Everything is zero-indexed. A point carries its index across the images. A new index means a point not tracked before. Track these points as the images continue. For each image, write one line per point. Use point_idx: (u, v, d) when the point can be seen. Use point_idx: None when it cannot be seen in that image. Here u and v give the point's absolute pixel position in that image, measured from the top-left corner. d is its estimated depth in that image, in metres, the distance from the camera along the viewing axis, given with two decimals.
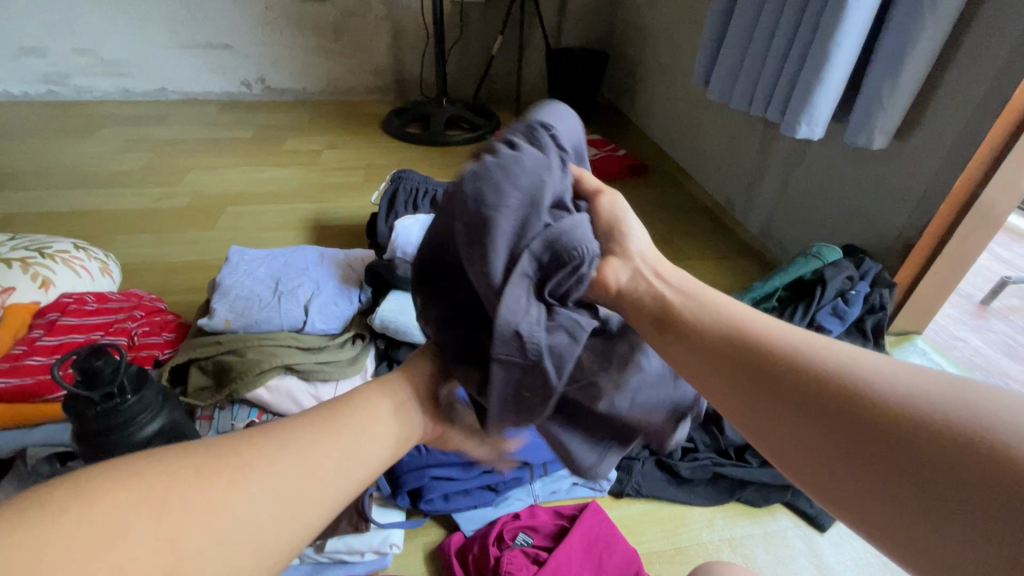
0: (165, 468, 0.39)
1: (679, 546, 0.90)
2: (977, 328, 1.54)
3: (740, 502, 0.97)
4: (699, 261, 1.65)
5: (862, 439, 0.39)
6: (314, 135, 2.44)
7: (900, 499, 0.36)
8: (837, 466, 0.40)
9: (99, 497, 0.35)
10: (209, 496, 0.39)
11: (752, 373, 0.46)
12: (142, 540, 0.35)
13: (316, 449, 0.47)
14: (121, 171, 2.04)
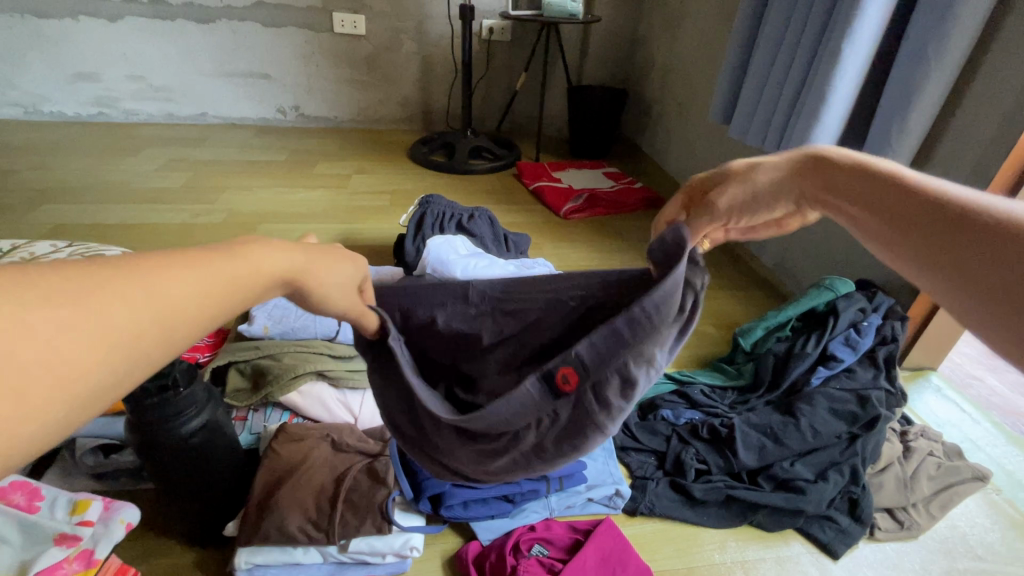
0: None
1: (692, 566, 0.92)
2: (993, 367, 1.54)
3: (752, 526, 0.99)
4: (713, 290, 1.69)
5: (933, 228, 0.43)
6: (343, 160, 2.56)
7: (959, 262, 0.41)
8: (912, 248, 0.44)
9: None
10: (69, 338, 0.30)
11: (860, 191, 0.50)
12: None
13: (177, 284, 0.35)
14: (164, 189, 2.18)
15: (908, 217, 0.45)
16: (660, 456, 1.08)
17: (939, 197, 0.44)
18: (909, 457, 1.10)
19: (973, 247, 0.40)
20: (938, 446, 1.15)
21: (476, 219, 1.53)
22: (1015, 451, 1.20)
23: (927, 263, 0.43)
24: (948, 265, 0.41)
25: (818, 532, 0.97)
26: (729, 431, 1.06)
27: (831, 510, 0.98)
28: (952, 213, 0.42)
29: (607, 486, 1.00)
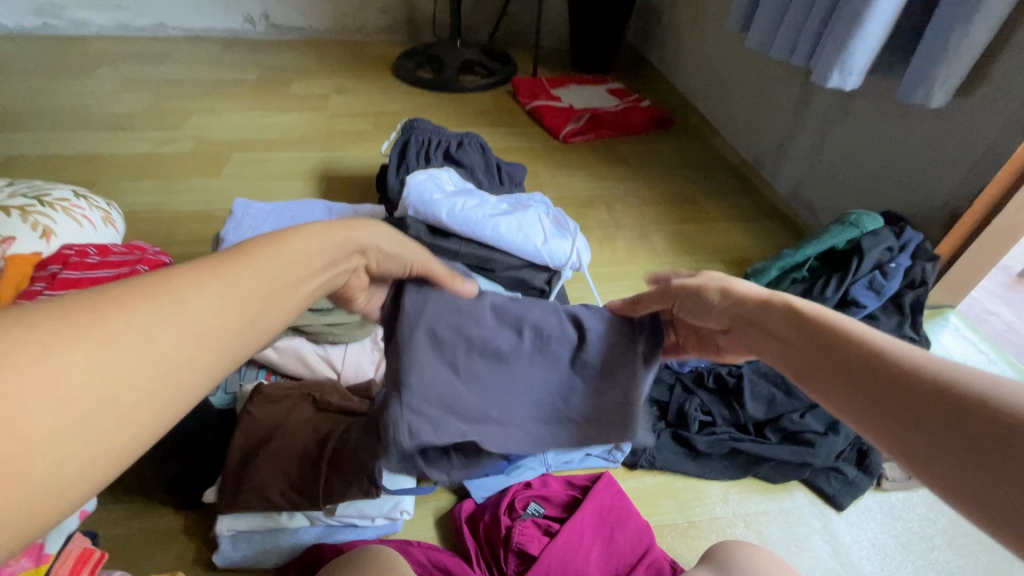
0: (175, 282, 0.32)
1: (691, 520, 0.89)
2: (1011, 301, 1.48)
3: (755, 478, 0.95)
4: (721, 224, 1.61)
5: (916, 413, 0.37)
6: (321, 78, 2.32)
7: (953, 473, 0.34)
8: (911, 445, 0.36)
9: (117, 327, 0.28)
10: (206, 292, 0.33)
11: (829, 364, 0.43)
12: (125, 359, 0.28)
13: (310, 242, 0.41)
14: (122, 114, 1.99)
15: (865, 397, 0.40)
16: (662, 407, 1.04)
17: (912, 373, 0.38)
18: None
19: (947, 443, 0.34)
20: None
21: (466, 145, 1.37)
22: None
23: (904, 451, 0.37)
24: (934, 467, 0.35)
25: (823, 484, 0.93)
26: (737, 381, 1.00)
27: (839, 462, 0.94)
28: (933, 393, 0.36)
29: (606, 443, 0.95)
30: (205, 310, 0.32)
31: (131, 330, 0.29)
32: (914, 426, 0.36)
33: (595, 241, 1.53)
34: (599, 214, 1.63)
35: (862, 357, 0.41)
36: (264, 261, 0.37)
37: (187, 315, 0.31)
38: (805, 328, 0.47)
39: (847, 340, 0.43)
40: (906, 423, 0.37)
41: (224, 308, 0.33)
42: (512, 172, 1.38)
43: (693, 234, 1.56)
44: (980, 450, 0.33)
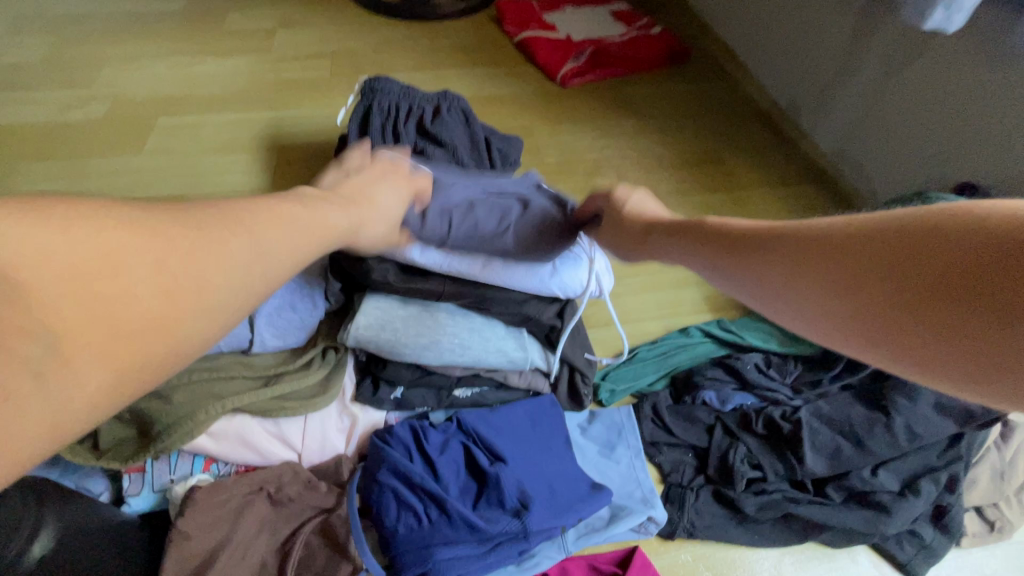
0: (182, 227, 0.36)
1: None
2: None
3: (813, 543, 0.80)
4: (752, 191, 1.36)
5: (895, 285, 0.35)
6: (261, 6, 1.90)
7: (961, 338, 0.31)
8: (900, 322, 0.35)
9: (129, 256, 0.32)
10: (221, 238, 0.37)
11: (794, 270, 0.41)
12: (119, 304, 0.31)
13: (311, 209, 0.47)
14: (14, 66, 1.61)
15: (840, 291, 0.38)
16: (699, 453, 0.87)
17: (887, 242, 0.36)
18: (1009, 437, 0.86)
19: (947, 301, 0.32)
20: None
21: (447, 114, 1.09)
22: None
23: (897, 341, 0.35)
24: (939, 348, 0.33)
25: (893, 549, 0.79)
26: (793, 428, 0.82)
27: (914, 523, 0.79)
28: (914, 254, 0.34)
29: (636, 517, 0.78)
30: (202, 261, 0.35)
31: (115, 266, 0.31)
32: (902, 300, 0.34)
33: None
34: (608, 183, 1.37)
35: (826, 246, 0.40)
36: (268, 225, 0.41)
37: (215, 266, 0.36)
38: (766, 237, 0.45)
39: (806, 236, 0.42)
40: (877, 299, 0.36)
41: (228, 259, 0.37)
42: (506, 149, 1.09)
43: (719, 207, 1.32)
44: (975, 298, 0.31)
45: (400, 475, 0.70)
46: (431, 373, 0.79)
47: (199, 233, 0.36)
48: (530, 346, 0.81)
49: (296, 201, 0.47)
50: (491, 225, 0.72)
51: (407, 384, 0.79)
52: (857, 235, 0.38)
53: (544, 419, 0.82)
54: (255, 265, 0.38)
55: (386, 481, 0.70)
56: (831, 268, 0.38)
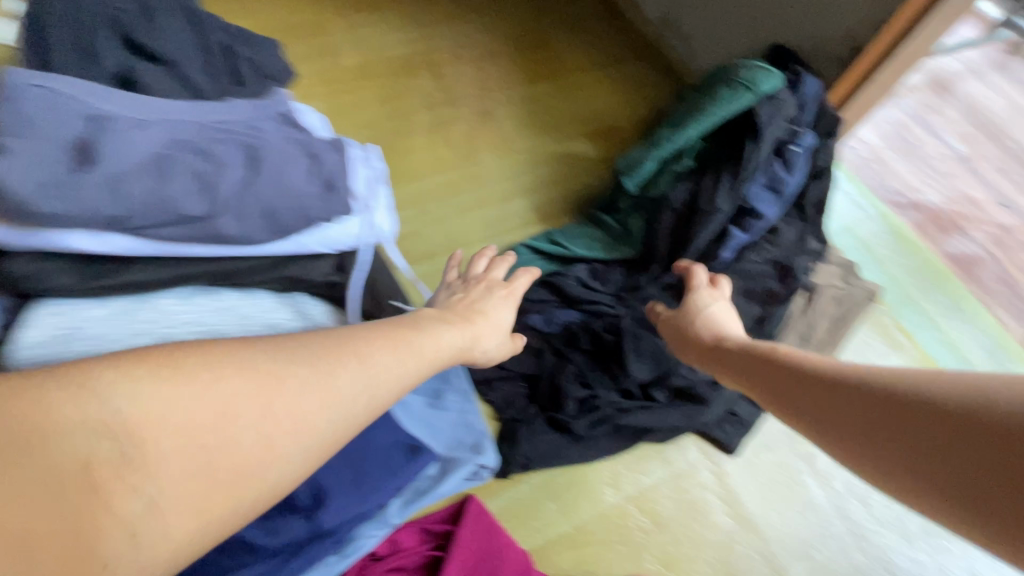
0: (303, 360, 0.42)
1: (579, 525, 0.75)
2: (876, 123, 1.47)
3: (646, 444, 0.81)
4: (582, 76, 1.24)
5: (916, 441, 0.37)
6: None
7: (977, 503, 0.33)
8: (917, 476, 0.37)
9: (225, 398, 0.38)
10: (338, 366, 0.43)
11: (827, 410, 0.45)
12: (229, 445, 0.37)
13: (435, 329, 0.53)
14: None
15: (866, 437, 0.41)
16: (533, 381, 0.82)
17: (906, 395, 0.40)
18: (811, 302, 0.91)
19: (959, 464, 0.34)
20: (838, 269, 0.97)
21: None
22: (899, 249, 1.10)
23: (916, 488, 0.37)
24: (950, 503, 0.35)
25: (716, 432, 0.82)
26: (617, 339, 0.80)
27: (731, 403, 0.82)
28: (930, 411, 0.37)
29: (465, 467, 0.72)
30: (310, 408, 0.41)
31: (249, 410, 0.38)
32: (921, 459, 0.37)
33: (423, 132, 1.10)
34: (423, 85, 1.17)
35: (862, 389, 0.43)
36: (390, 349, 0.47)
37: (313, 401, 0.41)
38: (810, 369, 0.49)
39: (845, 376, 0.46)
40: (896, 454, 0.39)
41: (336, 391, 0.42)
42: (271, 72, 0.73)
43: (548, 100, 1.19)
44: (982, 471, 0.33)
45: None
46: None
47: (310, 368, 0.42)
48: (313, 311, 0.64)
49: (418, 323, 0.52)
50: (198, 204, 0.52)
51: None
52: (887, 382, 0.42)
53: None
54: (335, 410, 0.42)
55: None
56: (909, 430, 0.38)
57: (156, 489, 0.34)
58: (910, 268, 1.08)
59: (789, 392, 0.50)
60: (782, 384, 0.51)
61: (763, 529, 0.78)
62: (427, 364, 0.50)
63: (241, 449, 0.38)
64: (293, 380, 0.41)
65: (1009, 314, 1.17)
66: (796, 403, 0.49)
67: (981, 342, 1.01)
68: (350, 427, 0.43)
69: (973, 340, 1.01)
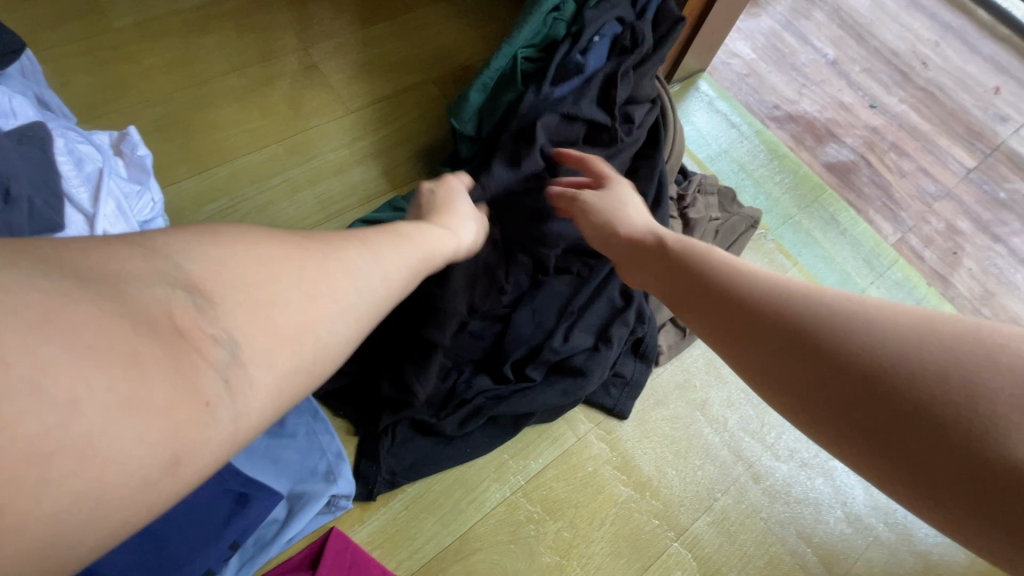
0: (302, 252, 0.34)
1: (464, 533, 0.67)
2: (750, 35, 1.42)
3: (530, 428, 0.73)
4: (422, 10, 1.06)
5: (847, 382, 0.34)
6: None
7: (901, 463, 0.32)
8: (842, 417, 0.35)
9: (235, 277, 0.30)
10: (359, 256, 0.37)
11: (760, 331, 0.41)
12: (269, 313, 0.31)
13: (420, 232, 0.48)
14: None
15: (797, 369, 0.38)
16: None
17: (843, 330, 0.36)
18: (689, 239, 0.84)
19: (890, 417, 0.32)
20: (715, 199, 0.91)
21: None
22: (777, 167, 1.06)
23: (841, 432, 0.35)
24: (875, 452, 0.33)
25: (601, 398, 0.76)
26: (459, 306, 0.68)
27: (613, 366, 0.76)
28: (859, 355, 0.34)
29: (314, 503, 0.62)
30: (328, 303, 0.34)
31: (279, 285, 0.32)
32: (853, 404, 0.34)
33: (232, 100, 0.91)
34: (227, 41, 0.96)
35: (793, 316, 0.39)
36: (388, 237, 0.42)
37: (339, 299, 0.34)
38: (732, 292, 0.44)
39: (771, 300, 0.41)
40: (825, 396, 0.36)
41: (354, 278, 0.36)
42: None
43: (385, 43, 1.02)
44: (906, 434, 0.31)
45: None
46: None
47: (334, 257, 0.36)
48: None
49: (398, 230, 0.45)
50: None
51: None
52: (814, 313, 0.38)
53: None
54: (366, 285, 0.37)
55: None
56: (862, 401, 0.33)
57: (242, 338, 0.29)
58: (788, 185, 1.05)
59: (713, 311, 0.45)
60: (702, 310, 0.47)
61: (663, 491, 0.73)
62: (428, 260, 0.46)
63: (286, 320, 0.31)
64: (326, 251, 0.36)
65: (884, 217, 1.18)
66: (720, 326, 0.45)
67: (858, 251, 1.00)
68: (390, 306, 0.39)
69: (851, 252, 1.00)
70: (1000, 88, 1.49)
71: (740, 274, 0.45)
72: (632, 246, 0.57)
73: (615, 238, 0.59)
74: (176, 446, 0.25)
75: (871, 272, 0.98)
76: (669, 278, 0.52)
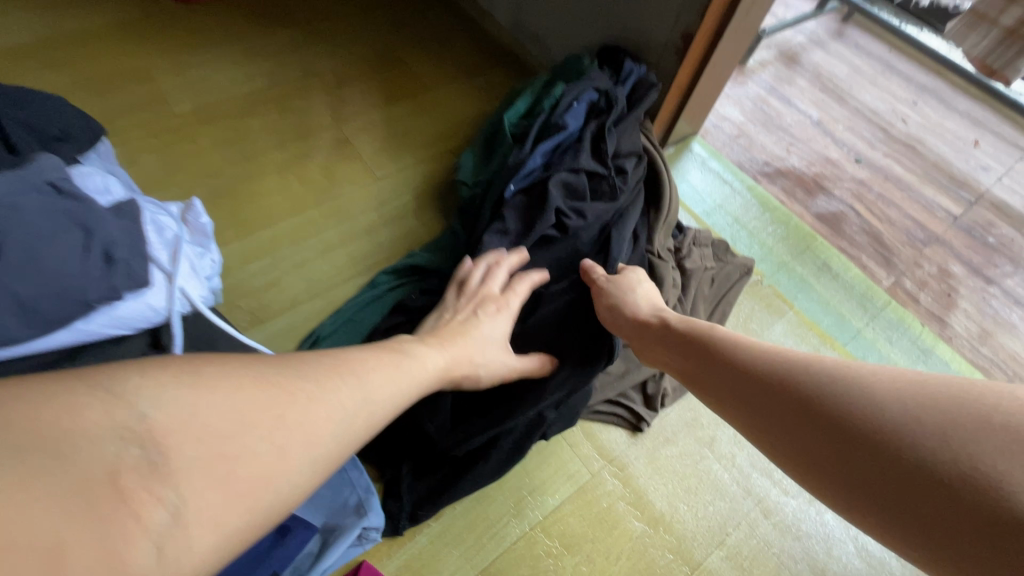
0: (271, 389, 0.38)
1: (485, 567, 0.70)
2: (738, 99, 1.55)
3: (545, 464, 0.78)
4: (442, 90, 1.21)
5: (832, 440, 0.43)
6: None
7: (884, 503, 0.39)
8: (834, 470, 0.43)
9: (197, 429, 0.32)
10: (342, 388, 0.43)
11: (764, 401, 0.50)
12: (231, 465, 0.33)
13: (421, 364, 0.54)
14: None
15: (797, 434, 0.46)
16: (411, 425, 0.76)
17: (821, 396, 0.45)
18: (686, 287, 0.90)
19: (869, 465, 0.40)
20: (710, 249, 0.99)
21: None
22: (768, 218, 1.15)
23: (838, 487, 0.43)
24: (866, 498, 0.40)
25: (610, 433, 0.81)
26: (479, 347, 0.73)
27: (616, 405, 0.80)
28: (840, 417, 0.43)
29: (348, 533, 0.65)
30: (290, 452, 0.37)
31: (245, 438, 0.34)
32: (840, 460, 0.42)
33: (274, 171, 1.03)
34: (271, 121, 1.10)
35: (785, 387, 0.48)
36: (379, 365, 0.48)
37: (303, 442, 0.37)
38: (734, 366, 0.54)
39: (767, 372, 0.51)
40: (817, 454, 0.44)
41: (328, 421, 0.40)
42: (65, 127, 0.76)
43: (409, 119, 1.15)
44: (882, 478, 0.39)
45: None
46: None
47: (305, 391, 0.40)
48: None
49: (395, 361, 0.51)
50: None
51: None
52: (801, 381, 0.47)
53: None
54: (326, 437, 0.39)
55: None
56: (891, 473, 0.38)
57: (184, 500, 0.30)
58: (780, 234, 1.12)
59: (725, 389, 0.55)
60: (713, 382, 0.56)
61: (676, 525, 0.76)
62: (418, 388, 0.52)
63: (269, 459, 0.35)
64: (304, 394, 0.40)
65: (877, 263, 1.25)
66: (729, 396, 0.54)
67: (852, 294, 1.06)
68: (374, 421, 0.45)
69: (845, 295, 1.06)
70: (979, 141, 1.59)
71: (761, 362, 0.52)
72: (635, 326, 0.67)
73: (620, 317, 0.68)
74: None
75: (866, 313, 1.04)
76: (706, 370, 0.58)
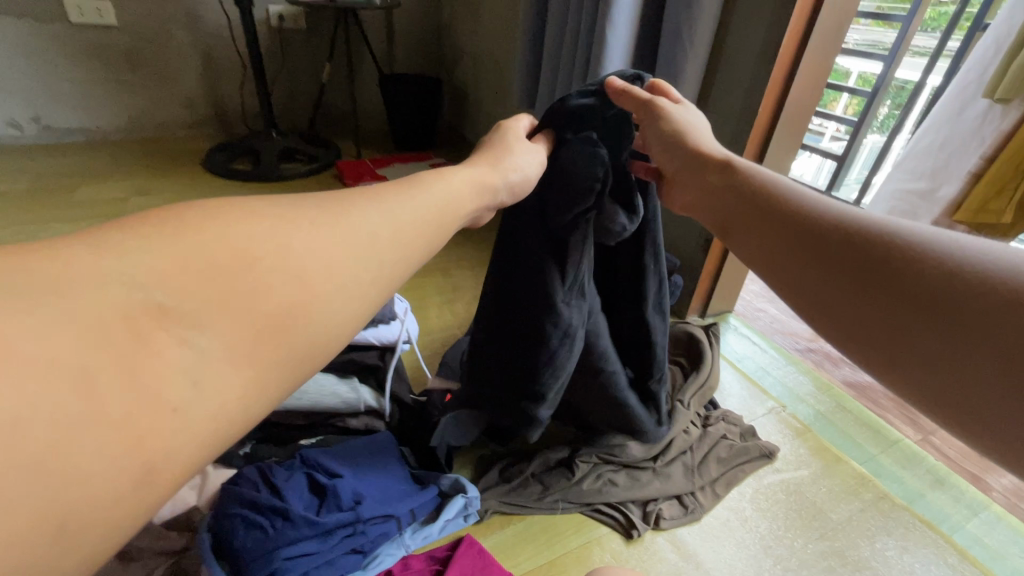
0: (253, 219, 0.40)
1: (553, 558, 0.94)
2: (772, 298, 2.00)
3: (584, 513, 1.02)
4: None
5: (872, 281, 0.45)
6: (115, 181, 2.17)
7: (887, 334, 0.43)
8: (849, 309, 0.46)
9: (200, 265, 0.35)
10: (354, 213, 0.47)
11: (809, 239, 0.52)
12: (262, 283, 0.37)
13: (435, 208, 0.56)
14: None
15: (834, 271, 0.48)
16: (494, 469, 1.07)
17: (879, 241, 0.46)
18: (702, 443, 1.14)
19: (900, 306, 0.43)
20: (737, 428, 1.21)
21: None
22: (791, 368, 1.44)
23: (839, 326, 0.47)
24: (864, 329, 0.45)
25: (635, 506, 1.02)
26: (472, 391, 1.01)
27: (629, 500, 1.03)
28: (894, 261, 0.44)
29: (456, 501, 0.96)
30: (318, 251, 0.41)
31: (253, 266, 0.37)
32: (876, 305, 0.44)
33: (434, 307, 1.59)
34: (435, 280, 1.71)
35: (844, 231, 0.49)
36: (382, 193, 0.51)
37: (324, 249, 0.42)
38: (786, 209, 0.56)
39: (824, 220, 0.52)
40: (840, 297, 0.47)
41: (351, 229, 0.45)
42: None
43: None
44: (907, 315, 0.42)
45: (250, 503, 0.83)
46: (278, 427, 1.00)
47: (316, 216, 0.43)
48: (358, 388, 1.04)
49: (390, 198, 0.52)
50: None
51: (256, 440, 0.99)
52: (873, 228, 0.48)
53: (383, 448, 0.99)
54: (372, 257, 0.45)
55: (237, 511, 0.82)
56: (932, 322, 0.41)
57: (203, 343, 0.33)
58: (801, 380, 1.41)
59: (767, 229, 0.56)
60: (754, 225, 0.59)
61: (706, 563, 0.95)
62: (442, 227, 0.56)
63: (276, 279, 0.37)
64: (307, 222, 0.42)
65: None
66: (766, 233, 0.57)
67: (866, 426, 1.28)
68: (408, 236, 0.50)
69: (861, 428, 1.27)
70: None
71: (828, 213, 0.52)
72: (689, 159, 0.71)
73: (680, 144, 0.72)
74: (145, 456, 0.29)
75: (881, 444, 1.24)
76: (758, 220, 0.58)
